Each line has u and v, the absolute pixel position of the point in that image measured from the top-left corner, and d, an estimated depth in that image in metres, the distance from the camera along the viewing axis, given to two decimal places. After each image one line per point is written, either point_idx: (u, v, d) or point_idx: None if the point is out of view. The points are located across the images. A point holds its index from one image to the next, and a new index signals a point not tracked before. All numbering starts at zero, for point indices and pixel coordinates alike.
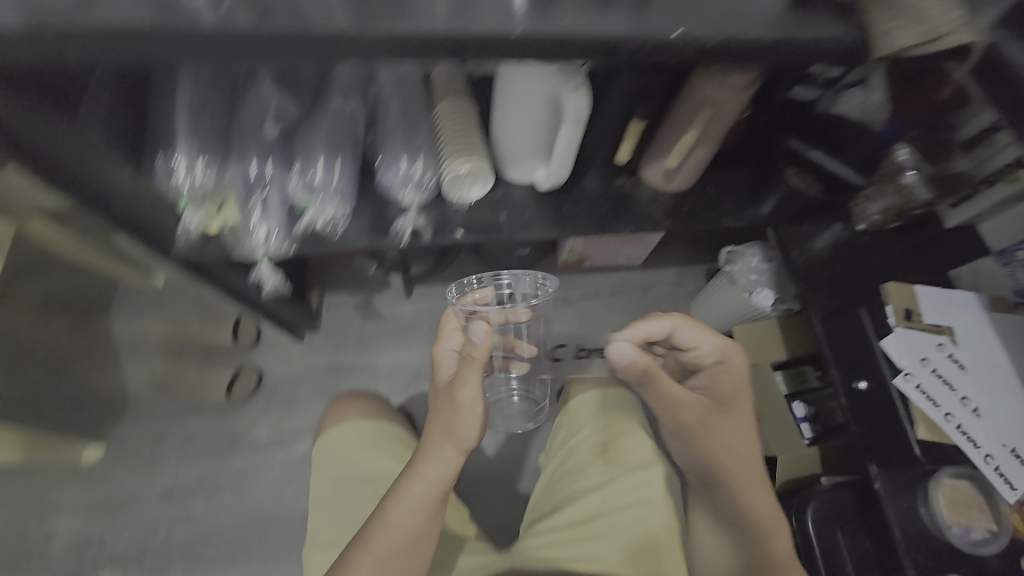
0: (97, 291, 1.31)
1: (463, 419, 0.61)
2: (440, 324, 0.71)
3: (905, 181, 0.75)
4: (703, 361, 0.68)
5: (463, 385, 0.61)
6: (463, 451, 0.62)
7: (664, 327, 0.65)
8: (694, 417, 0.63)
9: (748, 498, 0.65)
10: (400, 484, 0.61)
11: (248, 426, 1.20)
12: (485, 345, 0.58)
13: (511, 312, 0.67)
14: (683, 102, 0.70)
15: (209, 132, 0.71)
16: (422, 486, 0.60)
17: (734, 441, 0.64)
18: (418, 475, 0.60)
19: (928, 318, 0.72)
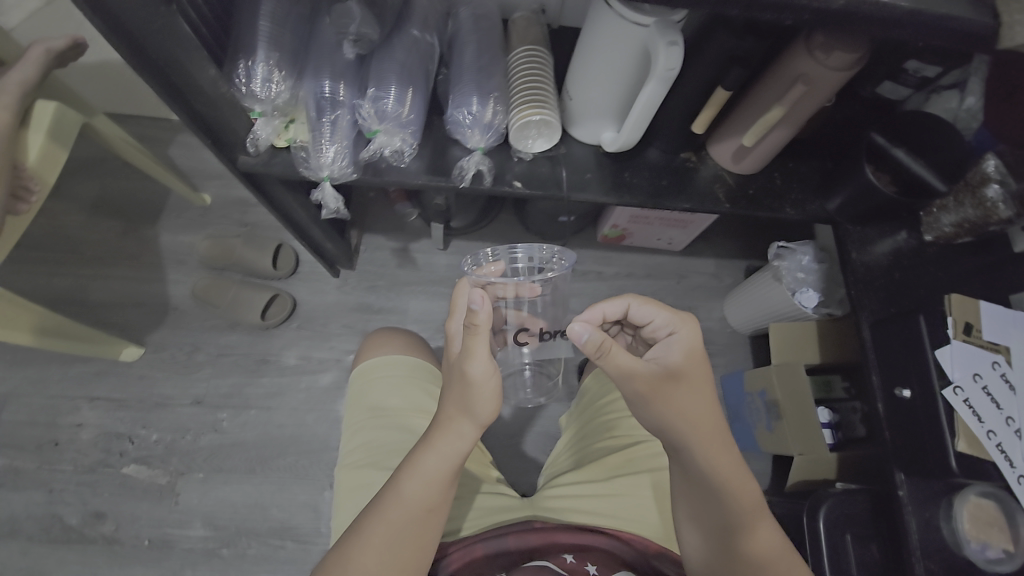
0: (147, 200, 1.34)
1: (477, 395, 0.58)
2: (453, 296, 0.62)
3: (988, 195, 0.71)
4: (657, 335, 0.68)
5: (471, 359, 0.57)
6: (479, 427, 0.60)
7: (619, 307, 0.67)
8: (644, 387, 0.61)
9: (710, 463, 0.61)
10: (415, 457, 0.59)
11: (278, 350, 1.24)
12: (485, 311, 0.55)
13: (522, 287, 0.63)
14: (775, 78, 0.70)
15: (289, 43, 0.72)
16: (436, 460, 0.58)
17: (690, 407, 0.61)
18: (433, 449, 0.58)
19: (987, 335, 0.70)
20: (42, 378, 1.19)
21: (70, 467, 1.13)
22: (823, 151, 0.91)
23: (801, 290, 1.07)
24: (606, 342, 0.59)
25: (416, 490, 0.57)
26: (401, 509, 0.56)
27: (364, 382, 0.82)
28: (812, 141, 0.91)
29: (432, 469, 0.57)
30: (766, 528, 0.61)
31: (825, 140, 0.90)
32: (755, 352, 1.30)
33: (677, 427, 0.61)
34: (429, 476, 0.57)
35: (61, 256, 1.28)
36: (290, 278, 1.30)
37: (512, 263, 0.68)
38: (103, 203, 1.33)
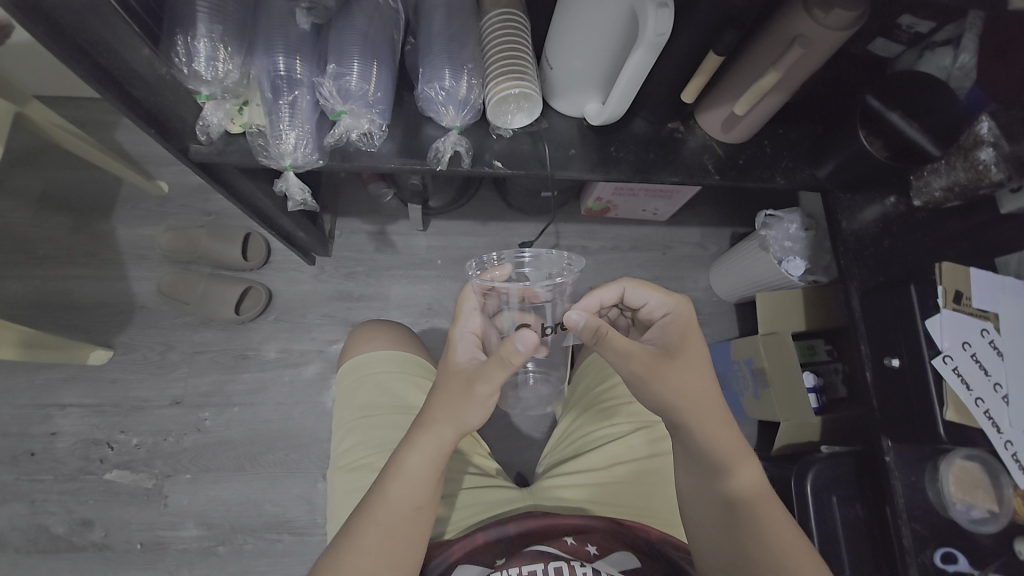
0: (98, 191, 1.24)
1: (474, 405, 0.57)
2: (457, 302, 0.64)
3: (981, 157, 0.71)
4: (654, 316, 0.67)
5: (484, 379, 0.56)
6: (464, 432, 0.58)
7: (614, 291, 0.65)
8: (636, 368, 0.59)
9: (706, 434, 0.60)
10: (399, 460, 0.57)
11: (257, 344, 1.19)
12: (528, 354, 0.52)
13: (529, 291, 0.58)
14: (768, 42, 0.66)
15: (233, 16, 0.64)
16: (422, 464, 0.56)
17: (688, 386, 0.60)
18: (416, 451, 0.57)
19: (977, 303, 0.71)
20: (7, 387, 1.12)
21: (50, 477, 1.09)
22: (813, 115, 0.87)
23: (788, 259, 1.06)
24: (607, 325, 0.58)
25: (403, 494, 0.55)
26: (389, 511, 0.55)
27: (352, 381, 0.78)
28: (802, 106, 0.87)
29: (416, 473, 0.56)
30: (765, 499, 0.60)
31: (817, 104, 0.86)
32: (742, 321, 1.31)
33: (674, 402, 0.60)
34: (414, 478, 0.56)
35: (10, 257, 1.18)
36: (262, 268, 1.24)
37: (519, 268, 0.65)
38: (50, 195, 1.23)
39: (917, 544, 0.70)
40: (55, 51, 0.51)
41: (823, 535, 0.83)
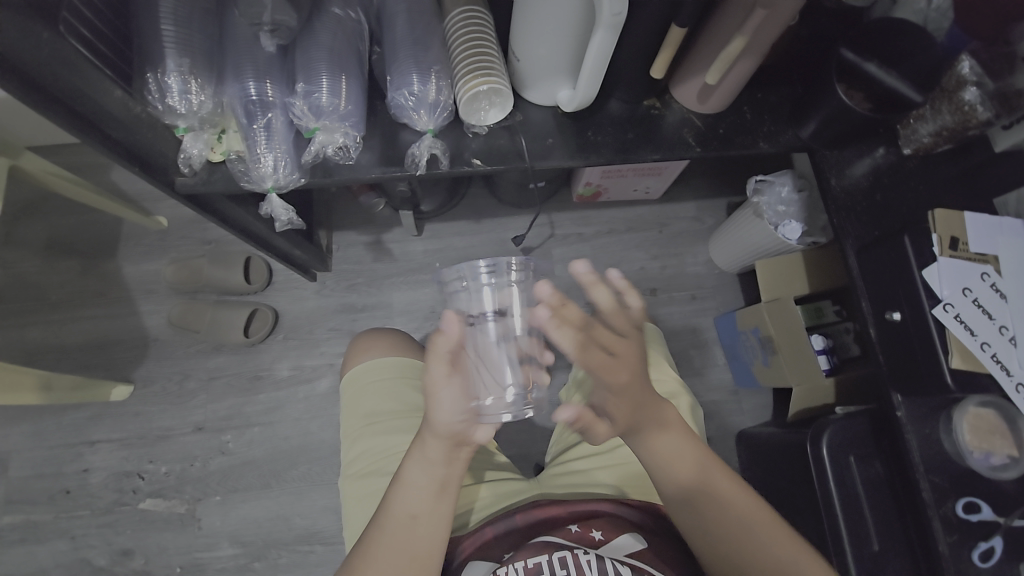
0: (102, 232, 1.28)
1: (433, 409, 0.56)
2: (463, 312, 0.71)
3: (966, 98, 0.69)
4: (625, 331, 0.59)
5: (432, 377, 0.55)
6: (449, 441, 0.58)
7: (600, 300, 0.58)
8: (605, 379, 0.56)
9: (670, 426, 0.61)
10: (401, 472, 0.60)
11: (270, 364, 1.22)
12: (451, 335, 0.53)
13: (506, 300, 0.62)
14: (731, 8, 0.65)
15: (200, 47, 0.65)
16: (416, 475, 0.58)
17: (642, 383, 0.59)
18: (412, 461, 0.59)
19: (974, 247, 0.69)
20: (37, 431, 1.17)
21: (87, 512, 1.13)
22: (791, 75, 0.86)
23: (783, 223, 1.05)
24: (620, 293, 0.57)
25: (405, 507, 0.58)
26: (390, 520, 0.57)
27: (355, 390, 0.80)
28: (778, 67, 0.86)
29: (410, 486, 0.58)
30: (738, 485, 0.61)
31: (793, 63, 0.84)
32: (746, 290, 1.30)
33: (635, 405, 0.58)
34: (412, 490, 0.58)
35: (27, 305, 1.23)
36: (266, 290, 1.26)
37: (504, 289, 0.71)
38: (57, 242, 1.27)
39: (937, 496, 0.69)
40: (29, 103, 0.53)
41: (843, 498, 0.82)
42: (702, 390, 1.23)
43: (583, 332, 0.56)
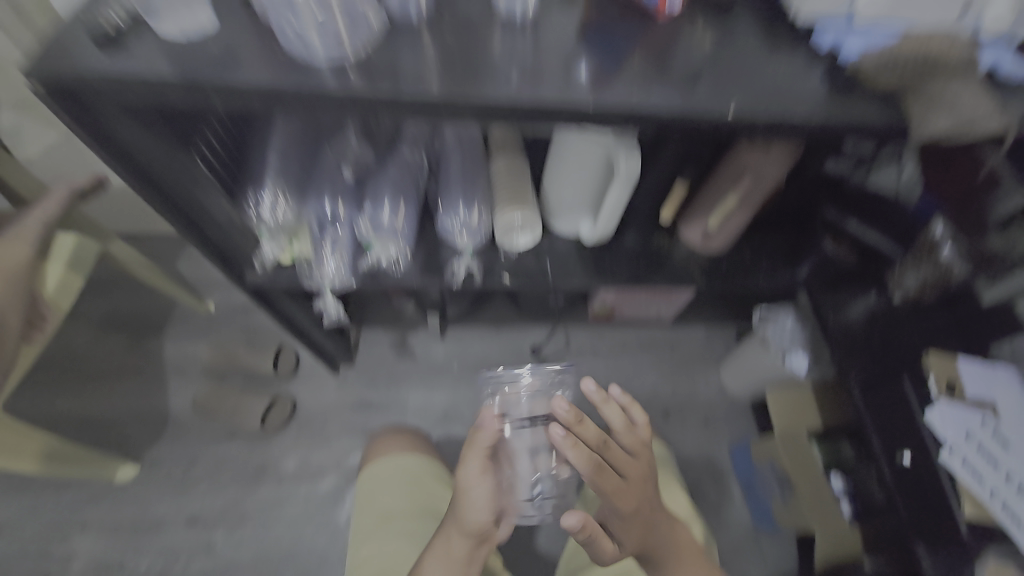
0: (154, 312, 1.39)
1: (467, 503, 0.63)
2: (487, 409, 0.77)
3: (943, 257, 0.78)
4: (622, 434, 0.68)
5: (464, 468, 0.63)
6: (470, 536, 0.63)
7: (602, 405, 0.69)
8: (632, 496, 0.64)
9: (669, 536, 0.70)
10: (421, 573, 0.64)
11: (278, 457, 1.22)
12: (490, 429, 0.63)
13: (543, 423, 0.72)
14: (726, 173, 0.80)
15: (292, 173, 0.80)
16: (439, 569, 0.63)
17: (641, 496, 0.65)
18: (434, 559, 0.64)
19: (972, 391, 0.72)
20: (31, 509, 1.15)
21: None
22: (782, 226, 0.96)
23: (791, 355, 1.10)
24: (600, 405, 0.68)
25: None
26: None
27: (368, 490, 0.80)
28: (774, 219, 0.96)
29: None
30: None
31: (783, 217, 0.95)
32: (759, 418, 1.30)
33: (648, 514, 0.66)
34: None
35: (65, 375, 1.30)
36: (290, 379, 1.32)
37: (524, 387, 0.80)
38: (112, 319, 1.38)
39: None
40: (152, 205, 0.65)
41: None
42: (717, 525, 1.17)
43: (598, 447, 0.64)
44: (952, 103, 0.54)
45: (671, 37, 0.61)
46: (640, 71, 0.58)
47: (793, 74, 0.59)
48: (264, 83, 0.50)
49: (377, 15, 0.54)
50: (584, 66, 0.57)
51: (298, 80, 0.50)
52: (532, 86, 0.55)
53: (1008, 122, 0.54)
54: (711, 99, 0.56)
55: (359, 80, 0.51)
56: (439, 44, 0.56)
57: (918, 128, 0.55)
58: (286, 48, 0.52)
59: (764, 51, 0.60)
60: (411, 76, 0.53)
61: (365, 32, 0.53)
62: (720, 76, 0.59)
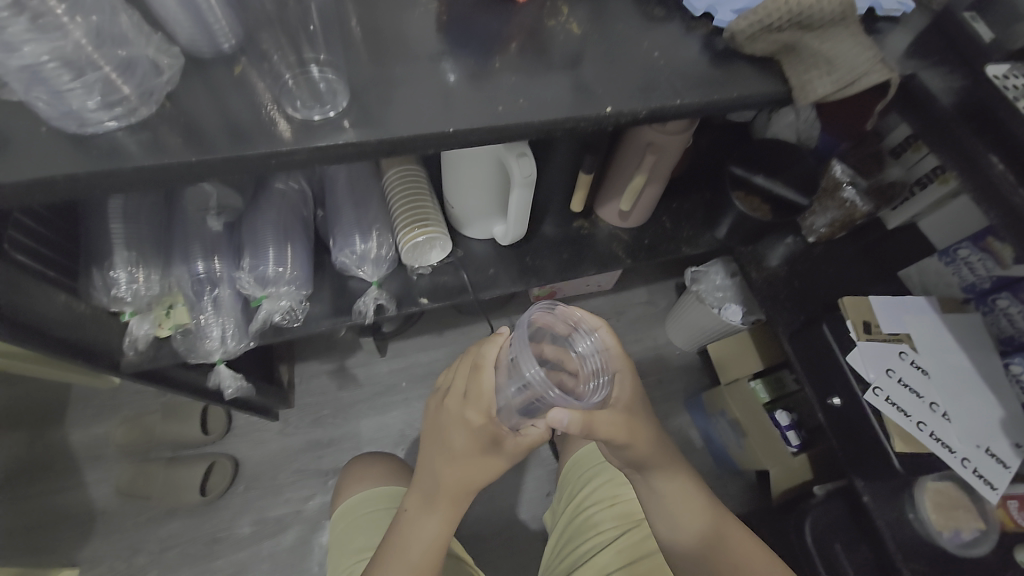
0: (47, 400, 1.20)
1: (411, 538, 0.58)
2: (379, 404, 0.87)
3: (845, 195, 0.80)
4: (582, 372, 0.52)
5: (412, 523, 0.59)
6: (436, 511, 0.58)
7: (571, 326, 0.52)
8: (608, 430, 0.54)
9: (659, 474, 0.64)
10: (403, 535, 0.59)
11: (230, 521, 1.13)
12: None
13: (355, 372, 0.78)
14: (628, 145, 0.74)
15: (147, 238, 0.69)
16: (425, 519, 0.59)
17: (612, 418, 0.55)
18: (420, 518, 0.59)
19: (887, 328, 0.74)
20: None
21: None
22: (698, 185, 0.95)
23: (726, 306, 1.08)
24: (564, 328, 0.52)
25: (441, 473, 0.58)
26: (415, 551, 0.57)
27: (345, 523, 0.80)
28: (687, 178, 0.95)
29: (416, 528, 0.58)
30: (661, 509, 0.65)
31: (694, 175, 0.95)
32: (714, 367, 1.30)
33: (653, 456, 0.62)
34: (449, 480, 0.57)
35: None
36: (225, 437, 1.21)
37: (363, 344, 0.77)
38: None
39: None
40: None
41: None
42: None
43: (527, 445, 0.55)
44: (833, 62, 0.51)
45: (539, 25, 0.54)
46: (508, 69, 0.51)
47: (667, 47, 0.53)
48: (41, 174, 0.39)
49: (170, 58, 0.44)
50: (454, 74, 0.49)
51: (99, 162, 0.40)
52: (390, 111, 0.46)
53: (889, 71, 0.51)
54: (588, 93, 0.50)
55: (176, 141, 0.42)
56: (271, 81, 0.47)
57: (802, 91, 0.52)
58: (48, 121, 0.41)
59: (641, 23, 0.55)
60: (235, 125, 0.44)
61: (158, 81, 0.43)
62: (608, 56, 0.52)
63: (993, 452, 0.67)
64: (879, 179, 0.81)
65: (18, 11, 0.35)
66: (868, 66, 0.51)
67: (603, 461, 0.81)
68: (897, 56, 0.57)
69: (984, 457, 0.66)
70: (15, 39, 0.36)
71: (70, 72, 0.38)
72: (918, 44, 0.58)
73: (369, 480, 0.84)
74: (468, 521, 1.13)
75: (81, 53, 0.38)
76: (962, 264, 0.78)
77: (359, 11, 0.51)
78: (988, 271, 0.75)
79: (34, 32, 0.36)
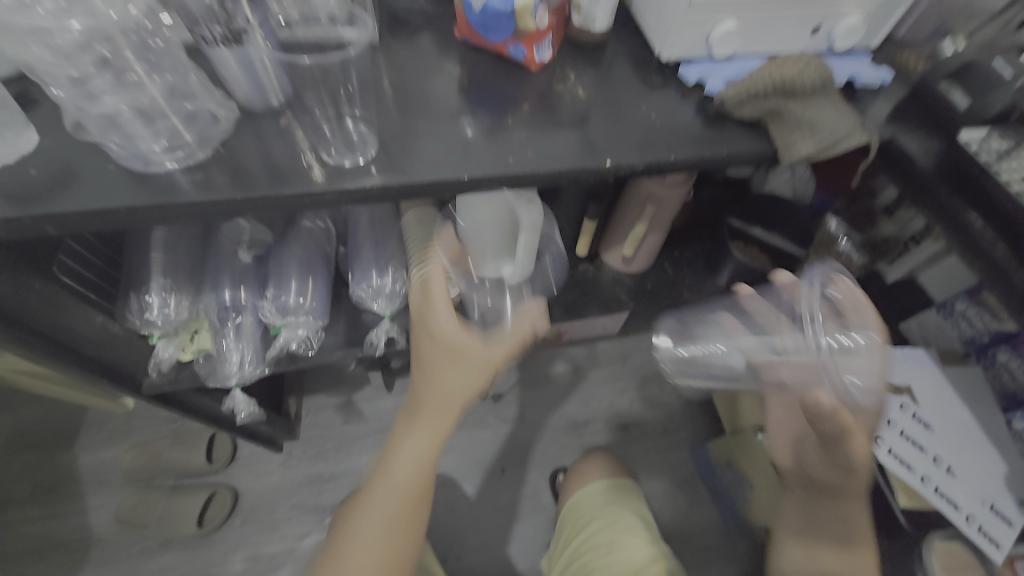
0: (62, 421, 1.23)
1: (372, 510, 0.66)
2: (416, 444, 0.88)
3: (841, 248, 0.84)
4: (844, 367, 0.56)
5: (373, 497, 0.67)
6: (393, 486, 0.67)
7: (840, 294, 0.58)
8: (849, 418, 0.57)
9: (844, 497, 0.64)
10: (365, 506, 0.67)
11: (223, 556, 1.11)
12: None
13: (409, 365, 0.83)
14: (632, 195, 0.80)
15: (182, 267, 0.75)
16: (381, 493, 0.67)
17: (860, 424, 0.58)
18: (380, 494, 0.67)
19: (886, 379, 0.75)
20: None
21: None
22: (698, 235, 1.00)
23: None
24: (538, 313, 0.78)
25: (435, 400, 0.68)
26: (372, 520, 0.66)
27: None
28: (688, 228, 1.00)
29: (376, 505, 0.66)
30: (799, 534, 0.68)
31: (694, 225, 0.99)
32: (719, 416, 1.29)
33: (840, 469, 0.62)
34: (413, 443, 0.67)
35: None
36: (228, 468, 1.21)
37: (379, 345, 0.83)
38: (13, 436, 1.21)
39: None
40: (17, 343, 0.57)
41: None
42: (692, 535, 1.14)
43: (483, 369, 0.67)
44: (814, 125, 0.56)
45: (549, 89, 0.61)
46: (520, 125, 0.57)
47: (664, 109, 0.60)
48: (105, 205, 0.45)
49: (226, 111, 0.51)
50: (472, 129, 0.56)
51: (155, 196, 0.46)
52: (414, 161, 0.52)
53: (868, 135, 0.56)
54: (591, 148, 0.55)
55: (223, 179, 0.48)
56: (312, 129, 0.53)
57: (788, 151, 0.57)
58: (117, 160, 0.47)
59: (641, 88, 0.61)
60: (276, 167, 0.50)
61: (214, 130, 0.50)
62: (611, 117, 0.58)
63: (1001, 510, 0.65)
64: (873, 235, 0.86)
65: (104, 68, 0.43)
66: (850, 130, 0.56)
67: (601, 506, 0.83)
68: (877, 122, 0.62)
69: (991, 515, 0.65)
70: (99, 91, 0.43)
71: (142, 121, 0.46)
72: (896, 112, 0.63)
73: None
74: (464, 567, 1.09)
75: (155, 105, 0.46)
76: (960, 318, 0.80)
77: (392, 73, 0.58)
78: (986, 325, 0.76)
79: (115, 86, 0.44)
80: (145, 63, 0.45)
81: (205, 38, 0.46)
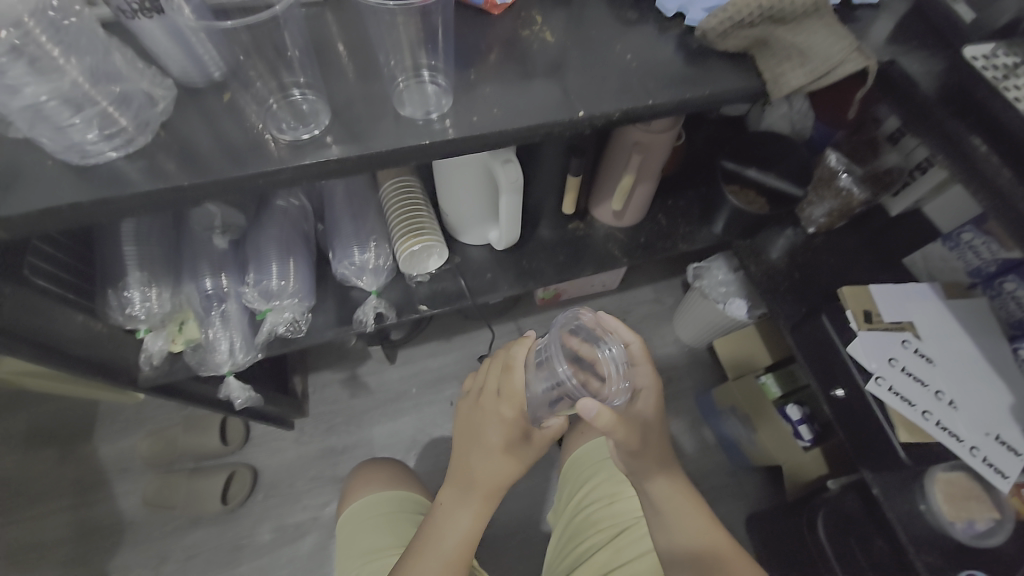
0: (78, 417, 1.26)
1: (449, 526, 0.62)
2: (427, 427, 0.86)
3: (842, 183, 0.80)
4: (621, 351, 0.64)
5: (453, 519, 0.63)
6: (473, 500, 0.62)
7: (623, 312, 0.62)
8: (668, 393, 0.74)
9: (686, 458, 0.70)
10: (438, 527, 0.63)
11: (250, 529, 1.16)
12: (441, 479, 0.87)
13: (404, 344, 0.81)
14: (616, 145, 0.75)
15: (157, 258, 0.73)
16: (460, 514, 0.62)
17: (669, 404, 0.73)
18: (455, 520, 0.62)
19: (889, 318, 0.72)
20: None
21: None
22: (692, 182, 0.95)
23: (730, 301, 1.07)
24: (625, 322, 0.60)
25: (487, 438, 0.61)
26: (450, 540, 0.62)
27: (352, 528, 0.82)
28: (681, 175, 0.95)
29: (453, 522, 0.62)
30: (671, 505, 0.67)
31: (689, 171, 0.95)
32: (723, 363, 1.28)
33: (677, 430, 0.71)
34: (490, 471, 0.62)
35: None
36: (243, 448, 1.25)
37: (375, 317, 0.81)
38: (33, 433, 1.25)
39: None
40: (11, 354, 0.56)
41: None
42: None
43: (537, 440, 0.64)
44: (807, 52, 0.51)
45: (515, 35, 0.55)
46: (484, 79, 0.52)
47: (641, 48, 0.54)
48: (49, 204, 0.42)
49: (164, 90, 0.48)
50: (433, 87, 0.51)
51: (101, 190, 0.43)
52: (372, 128, 0.48)
53: (868, 58, 0.51)
54: (563, 99, 0.51)
55: (174, 166, 0.45)
56: (258, 103, 0.49)
57: (776, 84, 0.52)
58: (54, 155, 0.44)
59: (615, 27, 0.56)
60: (225, 148, 0.46)
61: (153, 112, 0.47)
62: (585, 62, 0.54)
63: (1002, 439, 0.65)
64: (876, 166, 0.80)
65: (17, 57, 0.38)
66: (846, 53, 0.51)
67: (602, 461, 0.82)
68: (879, 42, 0.57)
69: (992, 445, 0.65)
70: (18, 81, 0.39)
71: (70, 109, 0.42)
72: (899, 30, 0.57)
73: (374, 485, 0.87)
74: None
75: (80, 91, 0.42)
76: (966, 248, 0.76)
77: (343, 33, 0.53)
78: (993, 254, 0.73)
79: (34, 75, 0.39)
80: (61, 44, 0.40)
81: (123, 9, 0.42)
